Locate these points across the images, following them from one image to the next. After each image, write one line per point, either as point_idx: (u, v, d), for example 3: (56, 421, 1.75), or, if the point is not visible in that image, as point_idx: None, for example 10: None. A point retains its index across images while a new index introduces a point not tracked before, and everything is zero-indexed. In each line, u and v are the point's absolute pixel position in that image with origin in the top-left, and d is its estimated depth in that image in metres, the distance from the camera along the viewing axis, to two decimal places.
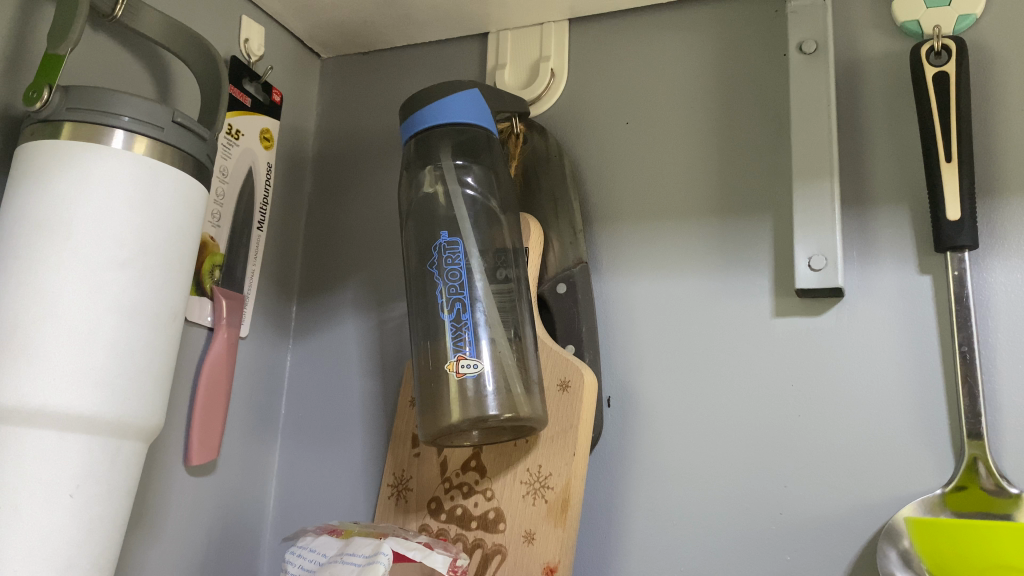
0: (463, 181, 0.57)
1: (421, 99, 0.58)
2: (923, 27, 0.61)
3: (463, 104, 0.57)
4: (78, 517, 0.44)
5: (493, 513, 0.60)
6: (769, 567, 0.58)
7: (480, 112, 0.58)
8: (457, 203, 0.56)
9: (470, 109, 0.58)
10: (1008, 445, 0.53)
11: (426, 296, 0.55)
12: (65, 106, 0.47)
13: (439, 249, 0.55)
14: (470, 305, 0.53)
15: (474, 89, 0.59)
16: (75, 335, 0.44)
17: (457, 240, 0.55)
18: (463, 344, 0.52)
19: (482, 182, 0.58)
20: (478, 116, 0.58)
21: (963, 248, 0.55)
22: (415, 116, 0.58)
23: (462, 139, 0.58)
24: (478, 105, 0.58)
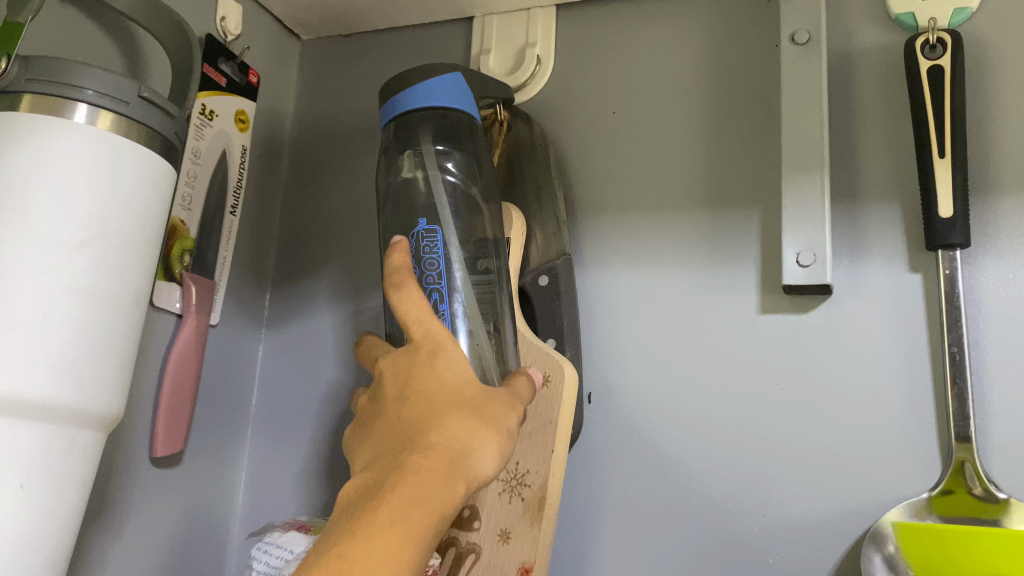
0: (445, 168, 0.55)
1: (400, 81, 0.54)
2: (918, 20, 0.59)
3: (446, 86, 0.54)
4: (27, 510, 0.42)
5: (468, 510, 0.58)
6: (750, 570, 0.56)
7: (463, 95, 0.55)
8: (436, 190, 0.54)
9: (454, 91, 0.54)
10: (996, 449, 0.52)
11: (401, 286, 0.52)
12: (24, 77, 0.45)
13: (417, 238, 0.52)
14: (448, 295, 0.51)
15: (456, 72, 0.55)
16: (29, 319, 0.41)
17: (435, 228, 0.52)
18: None
19: (464, 169, 0.55)
20: (461, 99, 0.55)
21: (955, 247, 0.53)
22: (394, 99, 0.54)
23: (444, 124, 0.54)
24: (461, 87, 0.55)
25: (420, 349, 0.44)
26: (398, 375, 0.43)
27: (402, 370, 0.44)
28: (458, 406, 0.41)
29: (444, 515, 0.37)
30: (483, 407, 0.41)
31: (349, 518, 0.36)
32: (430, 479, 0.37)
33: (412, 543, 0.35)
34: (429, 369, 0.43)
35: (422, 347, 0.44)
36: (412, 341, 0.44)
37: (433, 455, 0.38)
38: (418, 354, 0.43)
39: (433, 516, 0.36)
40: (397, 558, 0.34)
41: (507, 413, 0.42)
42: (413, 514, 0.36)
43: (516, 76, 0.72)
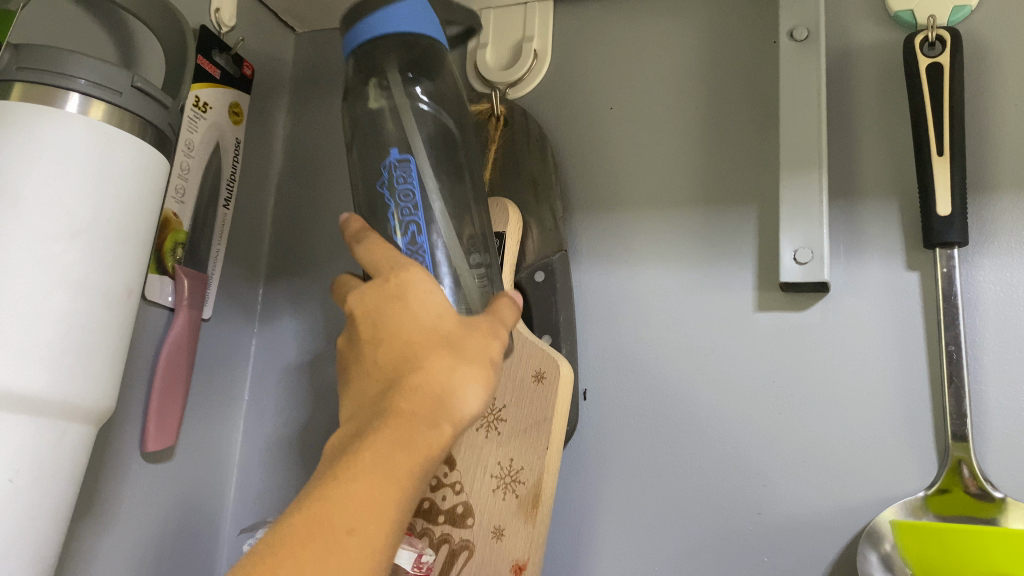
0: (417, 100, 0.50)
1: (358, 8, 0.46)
2: (917, 18, 0.59)
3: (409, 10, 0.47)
4: (16, 504, 0.41)
5: (461, 507, 0.58)
6: (745, 568, 0.56)
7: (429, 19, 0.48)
8: (407, 121, 0.49)
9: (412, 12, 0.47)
10: (993, 448, 0.52)
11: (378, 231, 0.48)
12: (15, 66, 0.44)
13: (389, 168, 0.48)
14: (426, 227, 0.47)
15: None
16: (20, 311, 0.41)
17: (408, 157, 0.48)
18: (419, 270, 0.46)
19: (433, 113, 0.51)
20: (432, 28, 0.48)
21: (953, 245, 0.53)
22: (353, 28, 0.46)
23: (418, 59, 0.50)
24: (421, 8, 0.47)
25: (391, 291, 0.41)
26: (369, 318, 0.41)
27: (373, 310, 0.42)
28: (433, 345, 0.39)
29: (428, 460, 0.36)
30: (462, 342, 0.39)
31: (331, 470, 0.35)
32: (408, 428, 0.36)
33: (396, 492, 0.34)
34: (399, 313, 0.40)
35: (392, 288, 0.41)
36: (382, 282, 0.42)
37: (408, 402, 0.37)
38: (389, 294, 0.41)
39: (417, 463, 0.35)
40: (384, 509, 0.34)
41: (483, 342, 0.40)
42: (396, 462, 0.35)
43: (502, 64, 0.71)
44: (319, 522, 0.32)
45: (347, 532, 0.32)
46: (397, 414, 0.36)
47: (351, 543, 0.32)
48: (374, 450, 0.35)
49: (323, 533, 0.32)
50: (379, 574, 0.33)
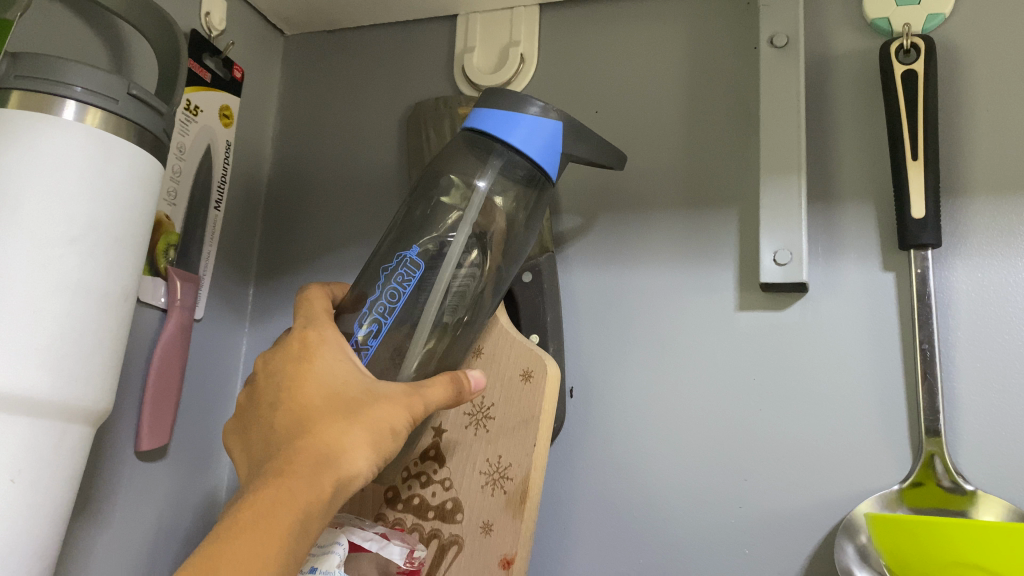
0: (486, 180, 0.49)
1: (494, 97, 0.50)
2: (893, 26, 0.61)
3: (503, 123, 0.48)
4: (18, 505, 0.42)
5: (451, 503, 0.60)
6: (727, 560, 0.58)
7: (518, 125, 0.48)
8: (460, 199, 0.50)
9: (525, 128, 0.48)
10: (964, 442, 0.54)
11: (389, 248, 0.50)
12: (13, 74, 0.45)
13: (424, 201, 0.51)
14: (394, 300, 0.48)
15: (501, 106, 0.49)
16: (19, 316, 0.42)
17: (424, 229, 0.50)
18: (372, 314, 0.48)
19: (517, 196, 0.50)
20: (543, 156, 0.48)
21: (927, 247, 0.55)
22: (483, 110, 0.49)
23: (508, 159, 0.49)
24: (544, 138, 0.49)
25: (296, 350, 0.45)
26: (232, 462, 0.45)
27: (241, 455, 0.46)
28: (331, 415, 0.41)
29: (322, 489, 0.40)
30: (362, 383, 0.43)
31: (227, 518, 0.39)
32: (281, 505, 0.37)
33: (276, 537, 0.37)
34: (308, 378, 0.43)
35: (298, 340, 0.45)
36: (291, 341, 0.46)
37: (294, 479, 0.38)
38: (290, 350, 0.45)
39: (280, 528, 0.37)
40: (265, 554, 0.36)
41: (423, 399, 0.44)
42: (264, 521, 0.37)
43: (526, 64, 0.73)
44: (205, 559, 0.35)
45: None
46: (269, 499, 0.37)
47: None
48: (240, 533, 0.36)
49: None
50: None
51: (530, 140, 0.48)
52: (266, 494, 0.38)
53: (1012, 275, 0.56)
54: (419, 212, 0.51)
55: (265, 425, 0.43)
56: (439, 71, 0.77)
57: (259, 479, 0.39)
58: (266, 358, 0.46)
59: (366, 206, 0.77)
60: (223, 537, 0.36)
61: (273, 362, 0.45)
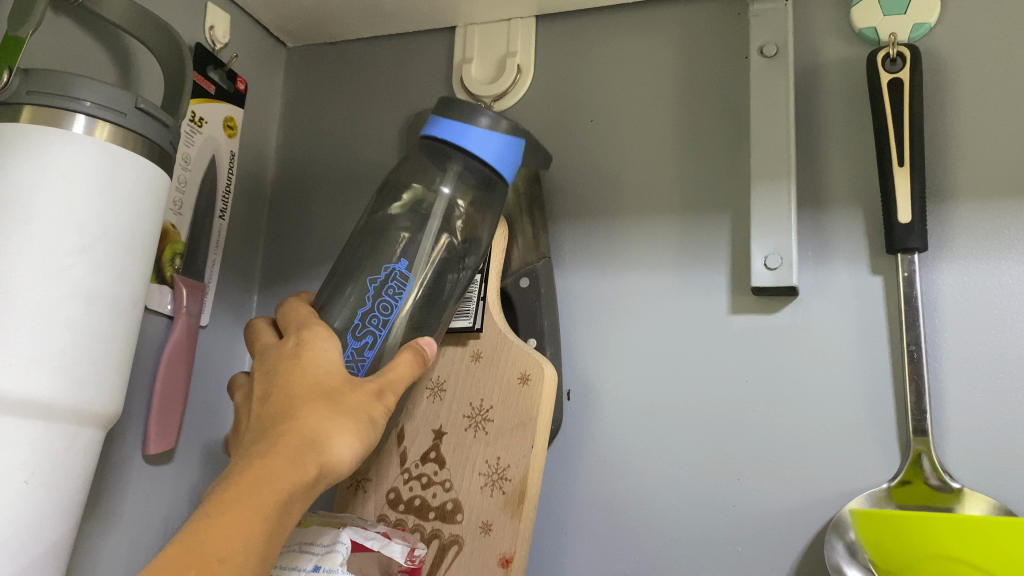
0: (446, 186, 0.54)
1: (450, 108, 0.53)
2: (880, 35, 0.62)
3: (458, 129, 0.52)
4: (31, 505, 0.44)
5: (451, 504, 0.61)
6: (721, 557, 0.59)
7: (473, 130, 0.52)
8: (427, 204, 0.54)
9: (479, 135, 0.52)
10: (951, 441, 0.55)
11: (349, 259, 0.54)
12: (25, 89, 0.47)
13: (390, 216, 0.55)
14: (386, 305, 0.51)
15: (455, 118, 0.52)
16: (33, 323, 0.43)
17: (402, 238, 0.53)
18: (364, 325, 0.51)
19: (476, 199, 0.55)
20: (496, 161, 0.52)
21: (914, 251, 0.57)
22: (439, 120, 0.53)
23: (467, 160, 0.53)
24: (495, 145, 0.52)
25: (286, 349, 0.47)
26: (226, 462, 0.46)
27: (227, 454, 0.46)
28: (313, 402, 0.42)
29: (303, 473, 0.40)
30: (343, 376, 0.45)
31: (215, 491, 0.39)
32: (274, 475, 0.38)
33: (260, 512, 0.37)
34: (298, 370, 0.45)
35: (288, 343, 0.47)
36: (282, 343, 0.48)
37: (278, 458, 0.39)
38: (282, 349, 0.47)
39: (271, 496, 0.38)
40: (250, 527, 0.36)
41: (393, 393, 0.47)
42: (256, 490, 0.37)
43: (522, 74, 0.74)
44: (201, 524, 0.36)
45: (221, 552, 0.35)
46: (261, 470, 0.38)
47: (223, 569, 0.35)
48: (231, 500, 0.37)
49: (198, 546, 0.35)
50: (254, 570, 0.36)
51: (481, 149, 0.52)
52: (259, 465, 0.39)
53: (998, 277, 0.57)
54: (383, 222, 0.54)
55: (252, 414, 0.44)
56: (438, 81, 0.78)
57: (246, 455, 0.40)
58: (259, 360, 0.48)
59: None
60: (215, 504, 0.37)
61: (265, 362, 0.47)
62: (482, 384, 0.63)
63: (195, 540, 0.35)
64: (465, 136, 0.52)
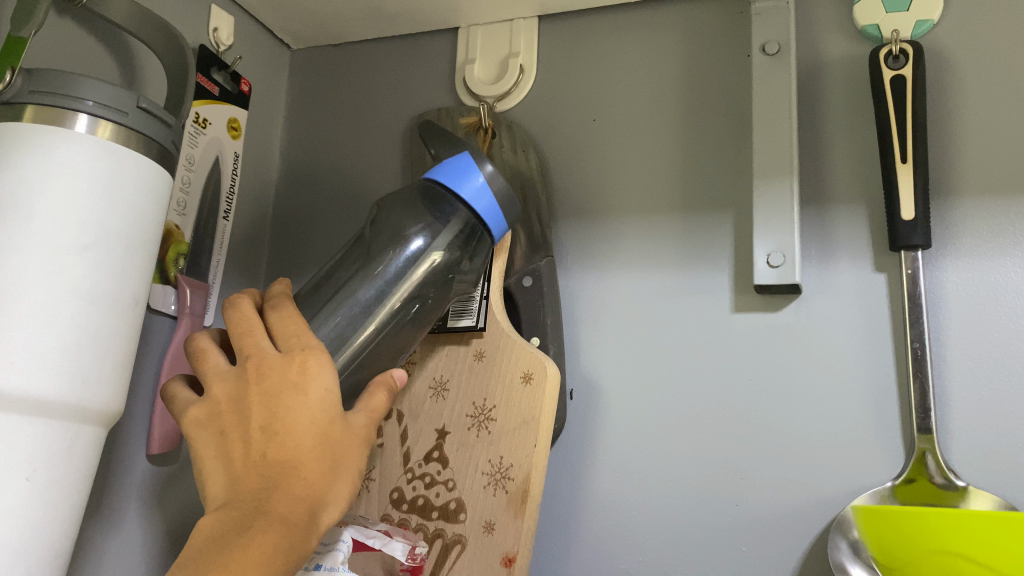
0: (428, 231, 0.54)
1: (461, 154, 0.54)
2: (882, 32, 0.62)
3: (459, 176, 0.52)
4: (32, 503, 0.44)
5: (454, 503, 0.61)
6: (725, 556, 0.59)
7: (475, 178, 0.52)
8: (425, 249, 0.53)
9: (477, 184, 0.52)
10: (956, 438, 0.55)
11: (326, 284, 0.53)
12: (28, 89, 0.47)
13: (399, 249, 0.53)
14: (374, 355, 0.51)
15: (461, 161, 0.53)
16: (34, 320, 0.43)
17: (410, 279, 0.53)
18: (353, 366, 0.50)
19: (456, 249, 0.54)
20: (489, 212, 0.53)
21: (917, 248, 0.56)
22: (444, 162, 0.54)
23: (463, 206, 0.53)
24: (487, 202, 0.52)
25: (292, 370, 0.43)
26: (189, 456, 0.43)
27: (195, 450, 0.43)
28: (321, 461, 0.42)
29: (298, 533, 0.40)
30: (343, 421, 0.44)
31: (213, 547, 0.38)
32: (278, 553, 0.38)
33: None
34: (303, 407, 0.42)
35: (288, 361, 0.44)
36: (285, 358, 0.44)
37: (285, 527, 0.39)
38: (287, 370, 0.43)
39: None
40: None
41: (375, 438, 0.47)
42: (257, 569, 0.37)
43: (525, 73, 0.74)
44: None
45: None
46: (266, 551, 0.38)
47: None
48: None
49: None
50: None
51: (470, 202, 0.52)
52: (267, 539, 0.38)
53: (1005, 274, 0.57)
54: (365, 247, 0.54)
55: (248, 443, 0.41)
56: (441, 82, 0.79)
57: (254, 515, 0.39)
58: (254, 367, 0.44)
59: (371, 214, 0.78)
60: None
61: (265, 376, 0.43)
62: (484, 384, 0.63)
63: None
64: (461, 184, 0.52)
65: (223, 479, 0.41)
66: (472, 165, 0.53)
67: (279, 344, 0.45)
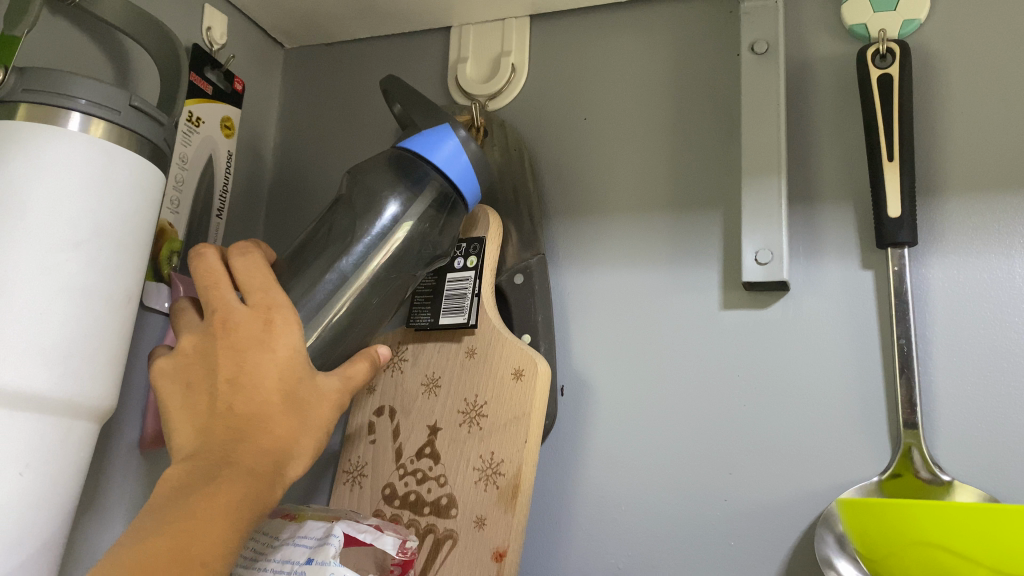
0: (402, 197, 0.56)
1: (431, 125, 0.56)
2: (870, 31, 0.63)
3: (430, 144, 0.55)
4: (25, 497, 0.44)
5: (445, 499, 0.61)
6: (713, 551, 0.59)
7: (446, 145, 0.55)
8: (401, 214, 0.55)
9: (448, 152, 0.55)
10: (942, 433, 0.56)
11: (303, 257, 0.55)
12: (20, 87, 0.47)
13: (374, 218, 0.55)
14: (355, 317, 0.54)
15: (433, 132, 0.55)
16: (27, 316, 0.44)
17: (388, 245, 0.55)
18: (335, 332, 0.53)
19: (431, 217, 0.57)
20: (461, 175, 0.56)
21: (903, 245, 0.57)
22: (415, 132, 0.56)
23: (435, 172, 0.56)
24: (458, 168, 0.55)
25: (258, 325, 0.47)
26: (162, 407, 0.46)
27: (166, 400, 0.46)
28: (287, 414, 0.45)
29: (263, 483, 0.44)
30: (311, 379, 0.47)
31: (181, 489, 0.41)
32: (245, 497, 0.42)
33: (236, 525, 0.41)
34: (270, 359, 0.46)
35: (255, 317, 0.47)
36: (252, 314, 0.47)
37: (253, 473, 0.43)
38: (252, 325, 0.47)
39: (239, 515, 0.41)
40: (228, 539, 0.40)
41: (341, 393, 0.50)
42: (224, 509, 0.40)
43: (516, 72, 0.75)
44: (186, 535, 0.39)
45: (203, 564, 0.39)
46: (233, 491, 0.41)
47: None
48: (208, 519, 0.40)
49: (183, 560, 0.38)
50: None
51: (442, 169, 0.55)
52: (233, 486, 0.41)
53: (1004, 272, 0.57)
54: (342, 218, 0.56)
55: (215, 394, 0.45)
56: (434, 81, 0.79)
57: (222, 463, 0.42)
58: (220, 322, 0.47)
59: None
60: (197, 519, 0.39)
61: (232, 330, 0.47)
62: (476, 380, 0.64)
63: (177, 559, 0.38)
64: (434, 152, 0.55)
65: (192, 431, 0.44)
66: (442, 134, 0.55)
67: (246, 296, 0.48)
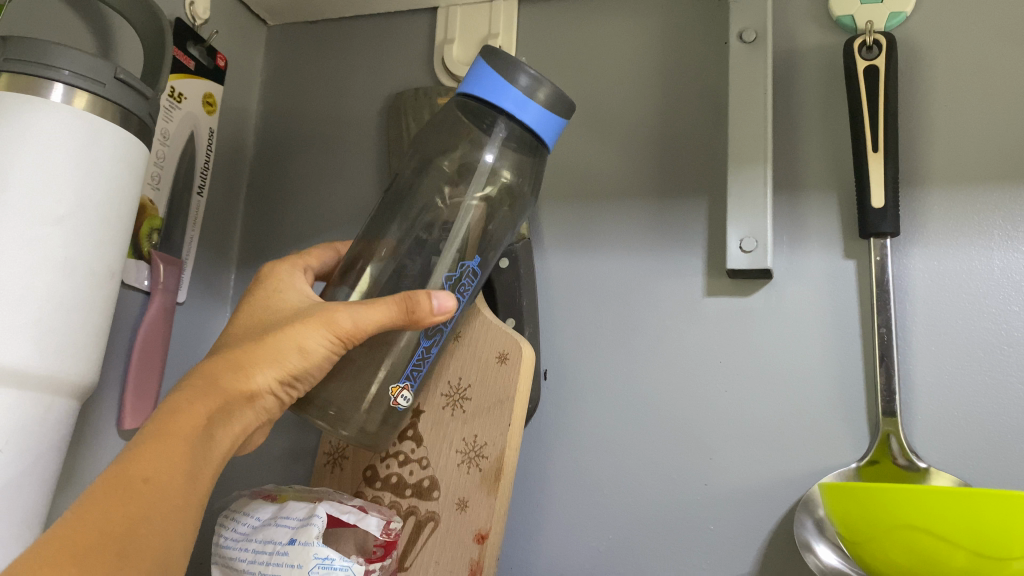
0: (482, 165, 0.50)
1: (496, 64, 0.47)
2: (857, 23, 0.63)
3: (496, 88, 0.46)
4: (4, 473, 0.44)
5: (427, 481, 0.61)
6: (692, 535, 0.60)
7: (533, 106, 0.47)
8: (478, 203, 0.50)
9: (518, 95, 0.46)
10: (919, 422, 0.56)
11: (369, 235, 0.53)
12: (2, 56, 0.46)
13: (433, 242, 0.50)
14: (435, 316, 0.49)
15: (504, 73, 0.46)
16: (10, 290, 0.43)
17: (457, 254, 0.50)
18: (414, 374, 0.52)
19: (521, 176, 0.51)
20: (539, 123, 0.47)
21: (886, 235, 0.57)
22: (478, 74, 0.47)
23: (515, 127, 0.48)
24: (536, 111, 0.47)
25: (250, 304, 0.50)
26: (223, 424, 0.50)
27: None
28: (249, 348, 0.45)
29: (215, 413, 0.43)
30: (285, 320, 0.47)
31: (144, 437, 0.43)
32: (188, 417, 0.41)
33: (179, 443, 0.40)
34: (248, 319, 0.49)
35: (249, 294, 0.51)
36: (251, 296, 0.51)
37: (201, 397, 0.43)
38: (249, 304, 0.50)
39: (186, 435, 0.41)
40: (171, 459, 0.40)
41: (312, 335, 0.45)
42: (171, 428, 0.40)
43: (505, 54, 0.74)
44: (121, 463, 0.39)
45: (144, 480, 0.38)
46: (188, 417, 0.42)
47: (145, 489, 0.38)
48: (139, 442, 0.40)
49: (121, 479, 0.38)
50: (181, 503, 0.39)
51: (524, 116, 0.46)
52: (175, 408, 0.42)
53: (987, 263, 0.58)
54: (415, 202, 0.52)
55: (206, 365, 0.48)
56: (419, 62, 0.78)
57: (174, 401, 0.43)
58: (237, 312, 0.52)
59: (347, 192, 0.78)
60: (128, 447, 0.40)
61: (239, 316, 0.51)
62: (462, 364, 0.63)
63: (111, 480, 0.38)
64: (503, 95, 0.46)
65: None
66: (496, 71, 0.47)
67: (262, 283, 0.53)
